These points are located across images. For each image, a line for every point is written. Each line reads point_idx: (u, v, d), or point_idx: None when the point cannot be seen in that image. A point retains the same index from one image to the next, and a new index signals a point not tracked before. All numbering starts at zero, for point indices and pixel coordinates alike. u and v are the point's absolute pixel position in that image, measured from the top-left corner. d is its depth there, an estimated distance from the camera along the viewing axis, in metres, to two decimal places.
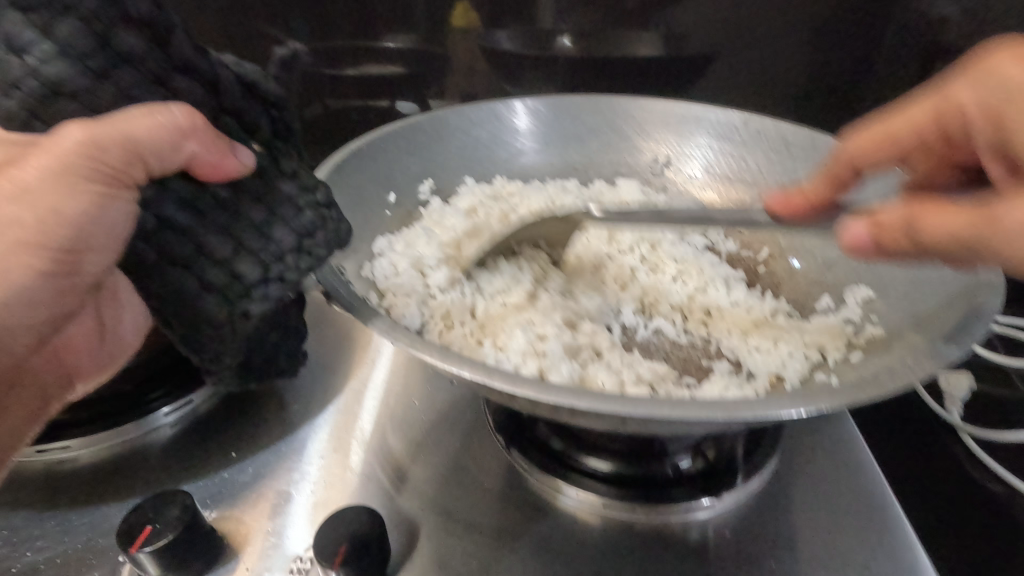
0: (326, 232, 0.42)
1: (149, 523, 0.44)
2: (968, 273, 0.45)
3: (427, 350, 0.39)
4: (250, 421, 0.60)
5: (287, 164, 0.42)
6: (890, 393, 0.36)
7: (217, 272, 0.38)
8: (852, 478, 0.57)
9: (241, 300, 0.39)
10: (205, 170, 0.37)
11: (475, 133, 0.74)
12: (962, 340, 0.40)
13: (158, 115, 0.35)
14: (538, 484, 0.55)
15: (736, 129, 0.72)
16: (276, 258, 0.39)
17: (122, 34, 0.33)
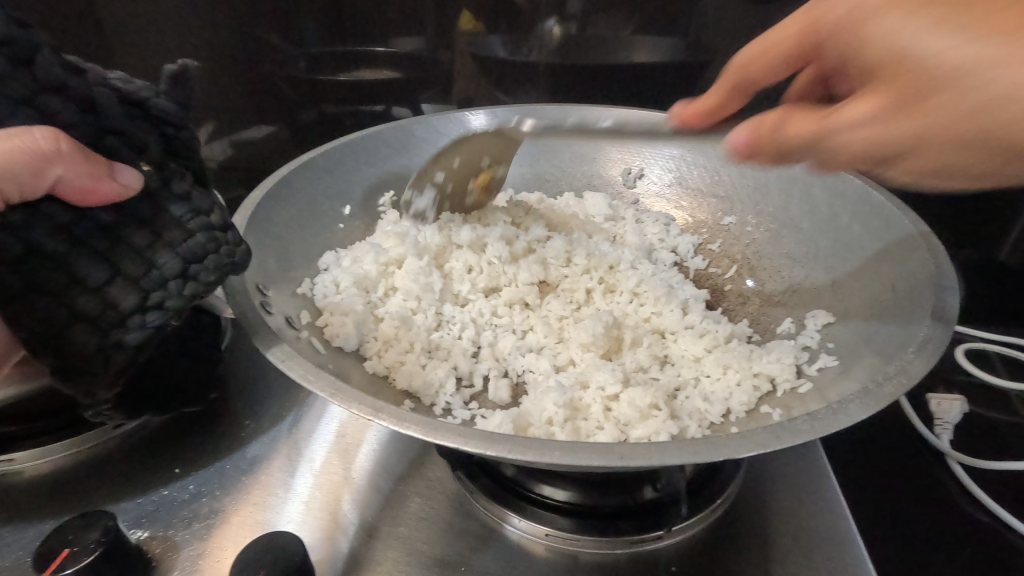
0: (216, 258, 0.42)
1: (68, 546, 0.43)
2: (928, 304, 0.43)
3: (325, 379, 0.37)
4: (199, 434, 0.59)
5: (179, 185, 0.42)
6: (829, 430, 0.33)
7: (91, 300, 0.38)
8: (816, 512, 0.54)
9: (115, 329, 0.39)
10: (77, 195, 0.36)
11: (442, 143, 0.73)
12: (910, 376, 0.37)
13: (17, 140, 0.33)
14: (483, 510, 0.53)
15: (709, 140, 0.69)
16: (154, 287, 0.40)
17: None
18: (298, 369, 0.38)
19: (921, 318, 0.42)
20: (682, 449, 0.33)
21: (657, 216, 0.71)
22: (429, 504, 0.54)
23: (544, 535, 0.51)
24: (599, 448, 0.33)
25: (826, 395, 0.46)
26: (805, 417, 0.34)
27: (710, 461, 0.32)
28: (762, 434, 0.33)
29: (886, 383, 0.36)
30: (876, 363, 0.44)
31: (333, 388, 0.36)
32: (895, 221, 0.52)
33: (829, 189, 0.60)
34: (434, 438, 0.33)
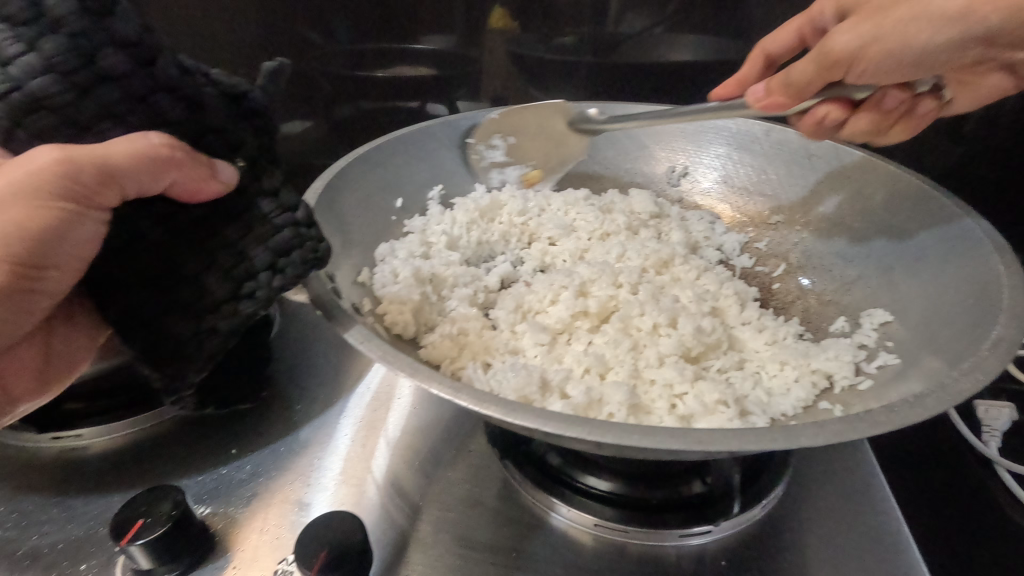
0: (303, 251, 0.44)
1: (141, 517, 0.46)
2: (1000, 302, 0.42)
3: (399, 363, 0.38)
4: (254, 417, 0.61)
5: (269, 181, 0.44)
6: (904, 423, 0.33)
7: (189, 288, 0.41)
8: (866, 512, 0.54)
9: (208, 316, 0.42)
10: (184, 194, 0.40)
11: (489, 140, 0.74)
12: (984, 371, 0.37)
13: (137, 143, 0.37)
14: (531, 499, 0.54)
15: (757, 139, 0.69)
16: (246, 278, 0.42)
17: (109, 55, 0.36)
18: (377, 351, 0.39)
19: (990, 317, 0.42)
20: (758, 438, 0.33)
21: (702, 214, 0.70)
22: (477, 491, 0.55)
23: (591, 525, 0.51)
24: (674, 432, 0.33)
25: (889, 394, 0.46)
26: (881, 409, 0.34)
27: (789, 450, 0.31)
28: (840, 424, 0.32)
29: (961, 379, 0.36)
30: (945, 362, 0.43)
31: (410, 368, 0.37)
32: (952, 218, 0.52)
33: (885, 189, 0.60)
34: (512, 419, 0.33)
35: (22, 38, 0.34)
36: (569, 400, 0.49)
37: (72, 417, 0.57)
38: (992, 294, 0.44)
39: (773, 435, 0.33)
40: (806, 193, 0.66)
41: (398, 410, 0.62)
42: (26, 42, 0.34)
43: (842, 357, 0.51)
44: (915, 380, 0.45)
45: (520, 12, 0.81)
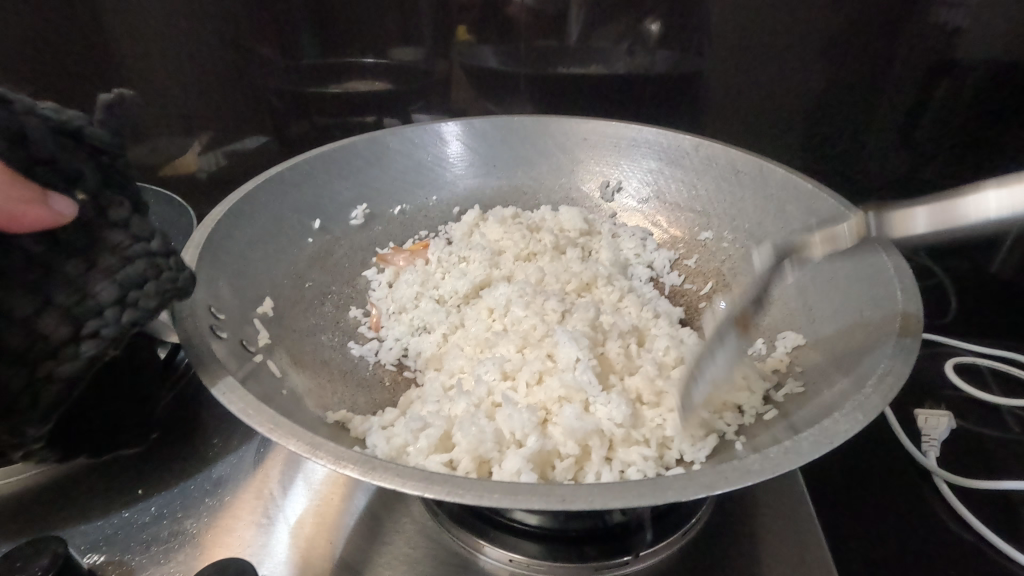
0: (159, 283, 0.40)
1: (11, 575, 0.42)
2: (899, 338, 0.42)
3: (266, 414, 0.36)
4: (166, 454, 0.57)
5: (117, 214, 0.39)
6: (777, 470, 0.33)
7: (18, 334, 0.36)
8: (793, 534, 0.53)
9: (45, 362, 0.38)
10: (3, 221, 0.35)
11: (418, 156, 0.72)
12: (867, 412, 0.37)
13: None
14: (453, 536, 0.52)
15: (686, 154, 0.69)
16: (89, 316, 0.38)
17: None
18: (238, 403, 0.37)
19: (885, 347, 0.42)
20: (626, 492, 0.32)
21: (637, 230, 0.71)
22: (396, 527, 0.53)
23: (508, 560, 0.50)
24: (541, 491, 0.32)
25: (790, 423, 0.45)
26: (755, 456, 0.34)
27: (651, 506, 0.31)
28: (707, 476, 0.32)
29: (839, 421, 0.36)
30: (841, 392, 0.43)
31: (272, 422, 0.35)
32: (863, 242, 0.52)
33: (805, 207, 0.59)
34: (371, 479, 0.32)
35: None
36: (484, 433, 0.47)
37: None
38: (884, 325, 0.44)
39: (653, 491, 0.32)
40: (733, 208, 0.66)
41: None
42: None
43: (754, 383, 0.51)
44: (816, 408, 0.45)
45: (478, 27, 0.79)
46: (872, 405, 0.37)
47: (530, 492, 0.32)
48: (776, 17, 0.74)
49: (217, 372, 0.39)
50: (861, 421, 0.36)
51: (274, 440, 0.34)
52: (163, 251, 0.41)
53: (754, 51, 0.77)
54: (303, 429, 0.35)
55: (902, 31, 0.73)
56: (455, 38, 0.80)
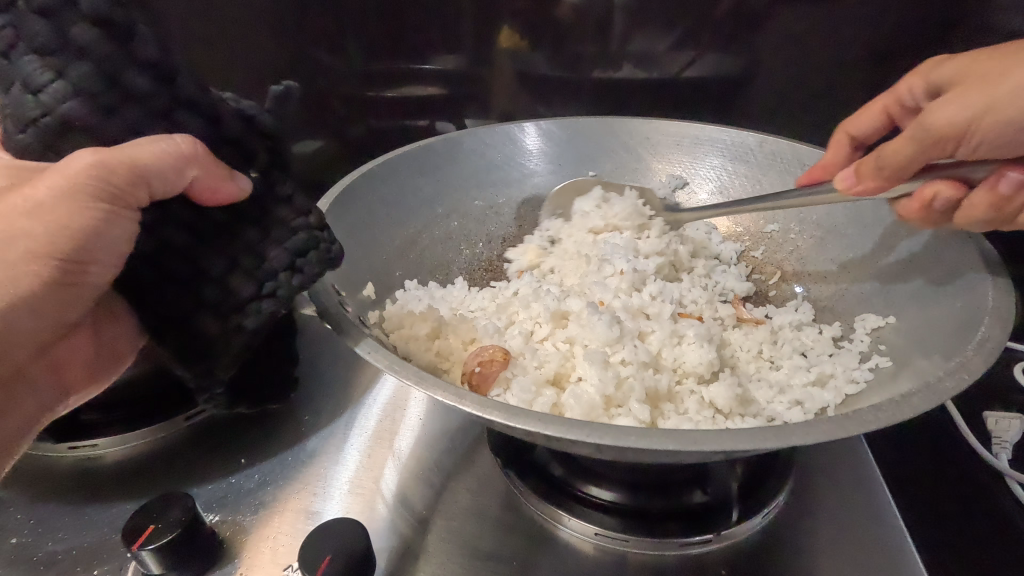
0: (320, 252, 0.45)
1: (152, 523, 0.47)
2: (994, 304, 0.45)
3: (404, 371, 0.41)
4: (268, 430, 0.61)
5: (283, 190, 0.45)
6: (887, 420, 0.36)
7: (213, 289, 0.42)
8: (870, 522, 0.54)
9: (234, 315, 0.43)
10: (204, 193, 0.40)
11: (490, 154, 0.76)
12: (967, 369, 0.39)
13: (162, 142, 0.38)
14: (536, 512, 0.54)
15: (751, 150, 0.72)
16: (266, 278, 0.43)
17: (132, 78, 0.37)
18: (385, 360, 0.42)
19: (978, 315, 0.45)
20: (752, 436, 0.36)
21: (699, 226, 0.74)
22: (481, 498, 0.56)
23: (592, 533, 0.52)
24: (676, 434, 0.36)
25: (878, 393, 0.48)
26: (868, 408, 0.37)
27: (780, 447, 0.35)
28: (829, 423, 0.35)
29: (946, 378, 0.39)
30: (932, 364, 0.46)
31: (416, 374, 0.40)
32: (937, 219, 0.55)
33: (877, 201, 0.62)
34: (515, 423, 0.36)
35: (50, 66, 0.35)
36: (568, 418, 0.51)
37: (88, 426, 0.58)
38: (970, 298, 0.48)
39: (775, 435, 0.35)
40: (800, 203, 0.68)
41: (412, 431, 0.62)
42: (54, 70, 0.35)
43: (844, 361, 0.54)
44: (904, 380, 0.47)
45: (537, 26, 0.83)
46: (970, 366, 0.40)
47: (658, 444, 0.35)
48: (841, 14, 0.75)
49: (359, 333, 0.44)
50: (964, 380, 0.38)
51: (422, 390, 0.39)
52: (320, 226, 0.46)
53: (813, 51, 0.78)
54: (446, 382, 0.39)
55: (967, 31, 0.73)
56: (497, 44, 0.84)
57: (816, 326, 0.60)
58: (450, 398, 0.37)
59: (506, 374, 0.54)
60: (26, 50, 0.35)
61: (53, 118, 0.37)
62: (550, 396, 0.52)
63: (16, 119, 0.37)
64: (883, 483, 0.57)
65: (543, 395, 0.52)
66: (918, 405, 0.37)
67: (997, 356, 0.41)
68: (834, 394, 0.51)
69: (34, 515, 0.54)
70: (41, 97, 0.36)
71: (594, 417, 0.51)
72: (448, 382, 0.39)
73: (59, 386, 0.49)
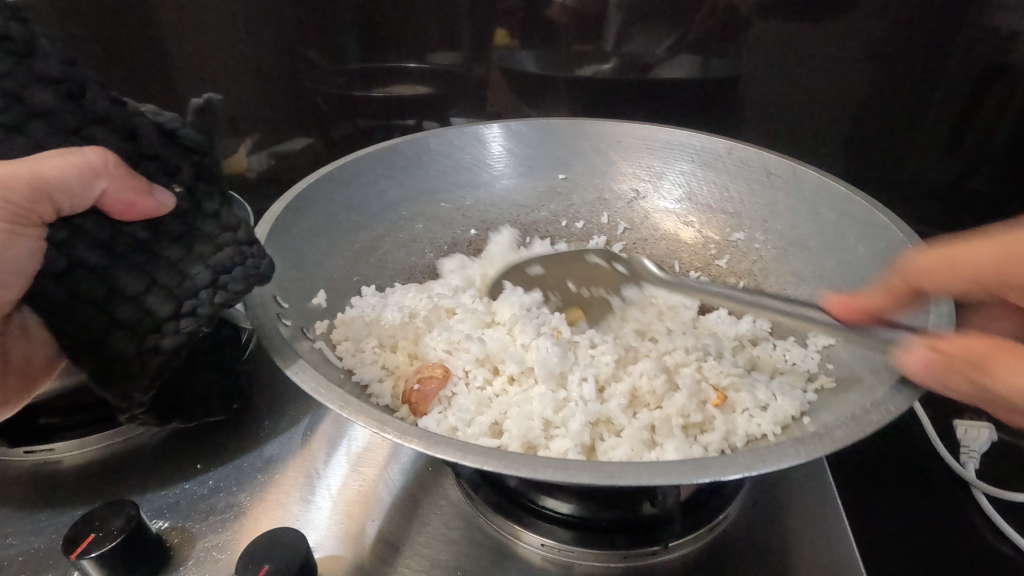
0: (244, 269, 0.45)
1: (93, 531, 0.47)
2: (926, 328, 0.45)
3: (329, 393, 0.41)
4: (224, 434, 0.61)
5: (209, 206, 0.45)
6: (801, 457, 0.35)
7: (129, 308, 0.42)
8: (821, 534, 0.53)
9: (151, 335, 0.42)
10: (118, 207, 0.40)
11: (458, 156, 0.76)
12: (890, 403, 0.39)
13: (69, 156, 0.38)
14: (490, 524, 0.54)
15: (719, 156, 0.71)
16: (187, 296, 0.43)
17: (36, 93, 0.38)
18: (311, 383, 0.42)
19: (920, 336, 0.45)
20: (671, 470, 0.35)
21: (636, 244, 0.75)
22: (431, 508, 0.56)
23: (540, 545, 0.52)
24: (589, 466, 0.35)
25: (826, 412, 0.48)
26: (790, 441, 0.37)
27: (697, 482, 0.34)
28: (745, 457, 0.35)
29: (874, 412, 0.39)
30: (874, 385, 0.45)
31: (342, 400, 0.40)
32: (898, 243, 0.55)
33: (838, 210, 0.62)
34: (433, 451, 0.36)
35: None
36: (510, 433, 0.51)
37: (47, 431, 0.58)
38: (909, 331, 0.48)
39: (694, 470, 0.35)
40: (766, 210, 0.68)
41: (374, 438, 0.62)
42: None
43: (791, 381, 0.54)
44: (852, 398, 0.47)
45: (506, 29, 0.82)
46: (896, 400, 0.39)
47: (573, 476, 0.35)
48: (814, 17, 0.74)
49: (289, 356, 0.44)
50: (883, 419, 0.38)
51: (343, 415, 0.39)
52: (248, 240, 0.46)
53: (792, 52, 0.77)
54: (367, 408, 0.39)
55: (945, 34, 0.72)
56: (476, 43, 0.83)
57: (772, 343, 0.61)
58: (367, 424, 0.37)
59: (445, 392, 0.55)
60: None
61: None
62: (490, 416, 0.53)
63: None
64: (839, 498, 0.57)
65: (485, 417, 0.53)
66: (839, 439, 0.36)
67: (931, 384, 0.40)
68: (775, 416, 0.51)
69: None
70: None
71: (534, 437, 0.51)
72: (369, 406, 0.39)
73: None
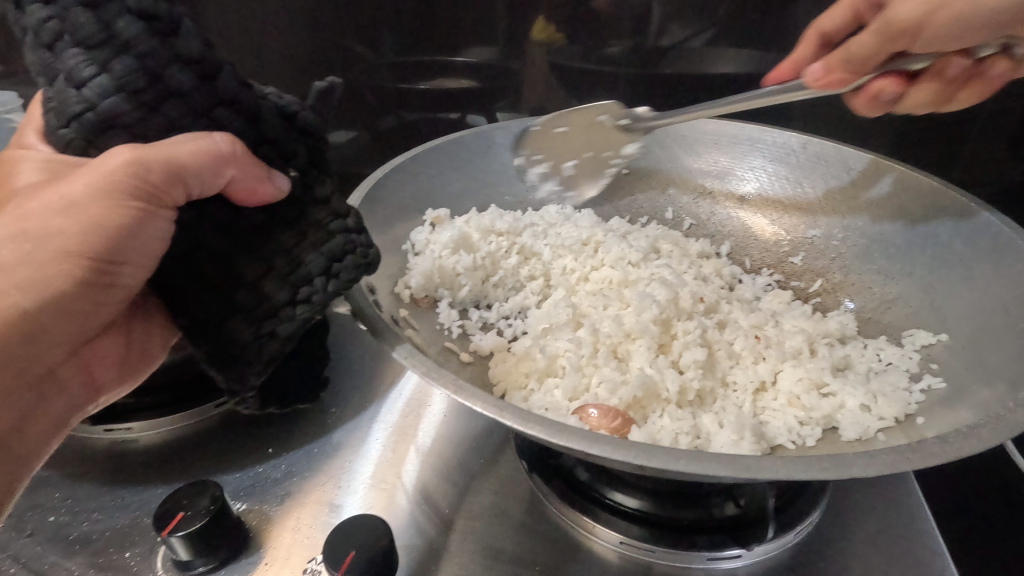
0: (353, 256, 0.45)
1: (182, 510, 0.48)
2: None
3: (441, 379, 0.40)
4: (298, 422, 0.62)
5: (320, 190, 0.46)
6: (946, 458, 0.34)
7: (247, 293, 0.43)
8: (912, 541, 0.51)
9: (268, 320, 0.43)
10: (242, 194, 0.41)
11: (522, 150, 0.75)
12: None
13: (202, 142, 0.38)
14: (562, 518, 0.53)
15: (793, 151, 0.69)
16: (301, 282, 0.44)
17: (175, 73, 0.37)
18: (421, 367, 0.41)
19: None
20: (807, 466, 0.34)
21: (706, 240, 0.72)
22: (506, 500, 0.56)
23: (618, 543, 0.51)
24: (722, 458, 0.35)
25: (939, 421, 0.46)
26: (933, 440, 0.36)
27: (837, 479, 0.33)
28: (891, 456, 0.34)
29: (1017, 409, 0.37)
30: (995, 390, 0.43)
31: (455, 384, 0.39)
32: (1005, 238, 0.52)
33: (929, 206, 0.59)
34: (556, 439, 0.36)
35: (96, 61, 0.36)
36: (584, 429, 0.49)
37: (125, 412, 0.59)
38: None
39: (835, 462, 0.34)
40: (845, 206, 0.66)
41: (434, 428, 0.62)
42: (100, 64, 0.36)
43: (893, 380, 0.51)
44: (966, 408, 0.45)
45: (565, 23, 0.80)
46: None
47: (705, 469, 0.34)
48: None
49: (394, 337, 0.44)
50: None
51: (459, 399, 0.38)
52: (356, 229, 0.47)
53: None
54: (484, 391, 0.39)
55: None
56: (530, 34, 0.82)
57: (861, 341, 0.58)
58: (490, 408, 0.36)
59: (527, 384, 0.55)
60: (72, 43, 0.36)
61: (94, 114, 0.38)
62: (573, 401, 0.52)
63: (62, 113, 0.38)
64: (923, 503, 0.55)
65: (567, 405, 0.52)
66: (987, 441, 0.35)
67: None
68: (880, 417, 0.49)
69: (72, 495, 0.55)
70: (83, 92, 0.36)
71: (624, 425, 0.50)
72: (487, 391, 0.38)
73: (92, 386, 0.51)
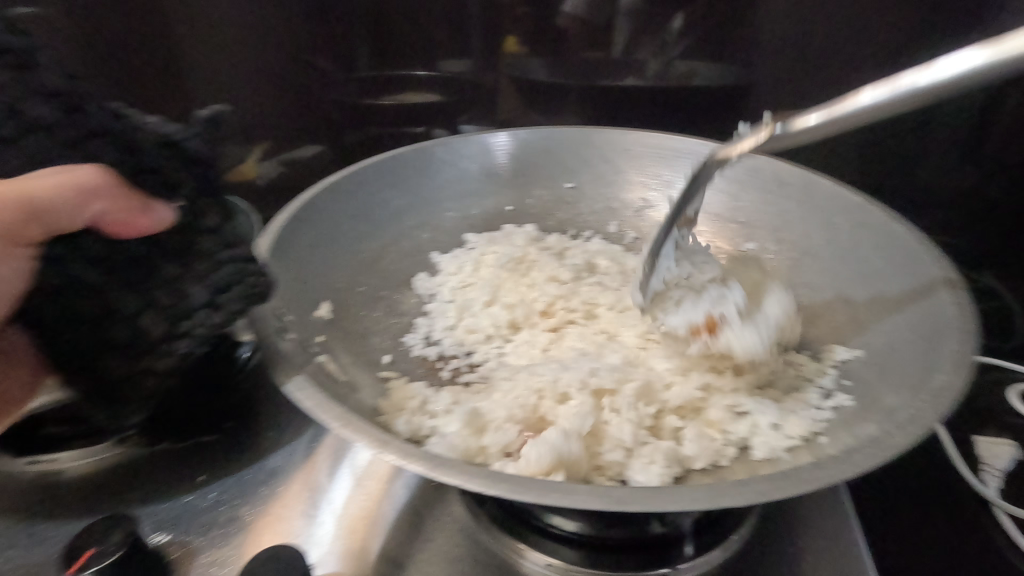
0: (240, 288, 0.48)
1: (92, 546, 0.46)
2: (947, 346, 0.44)
3: (330, 413, 0.40)
4: (228, 449, 0.60)
5: (206, 221, 0.45)
6: (822, 484, 0.34)
7: (124, 329, 0.42)
8: (836, 553, 0.52)
9: (146, 356, 0.44)
10: (115, 227, 0.40)
11: (464, 165, 0.75)
12: (910, 426, 0.39)
13: (65, 176, 0.37)
14: (494, 541, 0.53)
15: (728, 164, 0.70)
16: (181, 316, 0.45)
17: (34, 107, 0.38)
18: (311, 401, 0.41)
19: (946, 341, 0.45)
20: (684, 498, 0.35)
21: (647, 253, 0.73)
22: (436, 523, 0.55)
23: (546, 565, 0.51)
24: (597, 493, 0.35)
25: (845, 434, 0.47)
26: (810, 468, 0.36)
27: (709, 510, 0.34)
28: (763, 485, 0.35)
29: (898, 434, 0.38)
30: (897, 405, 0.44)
31: (342, 420, 0.39)
32: (915, 254, 0.53)
33: (851, 220, 0.61)
34: (437, 476, 0.35)
35: None
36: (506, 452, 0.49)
37: (49, 442, 0.57)
38: (929, 346, 0.47)
39: (718, 497, 0.34)
40: (777, 218, 0.67)
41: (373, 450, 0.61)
42: None
43: (806, 395, 0.53)
44: (869, 421, 0.46)
45: (528, 37, 0.81)
46: (920, 421, 0.39)
47: (584, 500, 0.35)
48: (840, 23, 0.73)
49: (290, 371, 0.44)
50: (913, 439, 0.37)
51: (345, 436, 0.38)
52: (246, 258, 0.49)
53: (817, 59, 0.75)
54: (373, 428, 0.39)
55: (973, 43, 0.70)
56: (504, 50, 0.83)
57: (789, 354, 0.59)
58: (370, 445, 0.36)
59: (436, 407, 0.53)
60: None
61: None
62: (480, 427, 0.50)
63: None
64: (850, 507, 0.56)
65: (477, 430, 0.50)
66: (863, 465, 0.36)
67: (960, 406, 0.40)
68: (790, 432, 0.49)
69: None
70: None
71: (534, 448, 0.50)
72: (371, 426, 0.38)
73: None
